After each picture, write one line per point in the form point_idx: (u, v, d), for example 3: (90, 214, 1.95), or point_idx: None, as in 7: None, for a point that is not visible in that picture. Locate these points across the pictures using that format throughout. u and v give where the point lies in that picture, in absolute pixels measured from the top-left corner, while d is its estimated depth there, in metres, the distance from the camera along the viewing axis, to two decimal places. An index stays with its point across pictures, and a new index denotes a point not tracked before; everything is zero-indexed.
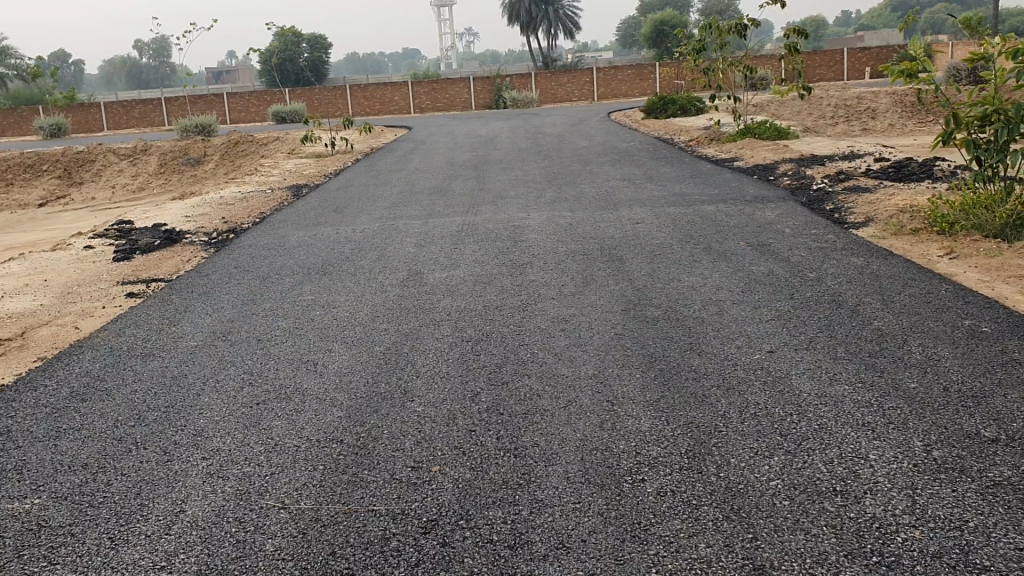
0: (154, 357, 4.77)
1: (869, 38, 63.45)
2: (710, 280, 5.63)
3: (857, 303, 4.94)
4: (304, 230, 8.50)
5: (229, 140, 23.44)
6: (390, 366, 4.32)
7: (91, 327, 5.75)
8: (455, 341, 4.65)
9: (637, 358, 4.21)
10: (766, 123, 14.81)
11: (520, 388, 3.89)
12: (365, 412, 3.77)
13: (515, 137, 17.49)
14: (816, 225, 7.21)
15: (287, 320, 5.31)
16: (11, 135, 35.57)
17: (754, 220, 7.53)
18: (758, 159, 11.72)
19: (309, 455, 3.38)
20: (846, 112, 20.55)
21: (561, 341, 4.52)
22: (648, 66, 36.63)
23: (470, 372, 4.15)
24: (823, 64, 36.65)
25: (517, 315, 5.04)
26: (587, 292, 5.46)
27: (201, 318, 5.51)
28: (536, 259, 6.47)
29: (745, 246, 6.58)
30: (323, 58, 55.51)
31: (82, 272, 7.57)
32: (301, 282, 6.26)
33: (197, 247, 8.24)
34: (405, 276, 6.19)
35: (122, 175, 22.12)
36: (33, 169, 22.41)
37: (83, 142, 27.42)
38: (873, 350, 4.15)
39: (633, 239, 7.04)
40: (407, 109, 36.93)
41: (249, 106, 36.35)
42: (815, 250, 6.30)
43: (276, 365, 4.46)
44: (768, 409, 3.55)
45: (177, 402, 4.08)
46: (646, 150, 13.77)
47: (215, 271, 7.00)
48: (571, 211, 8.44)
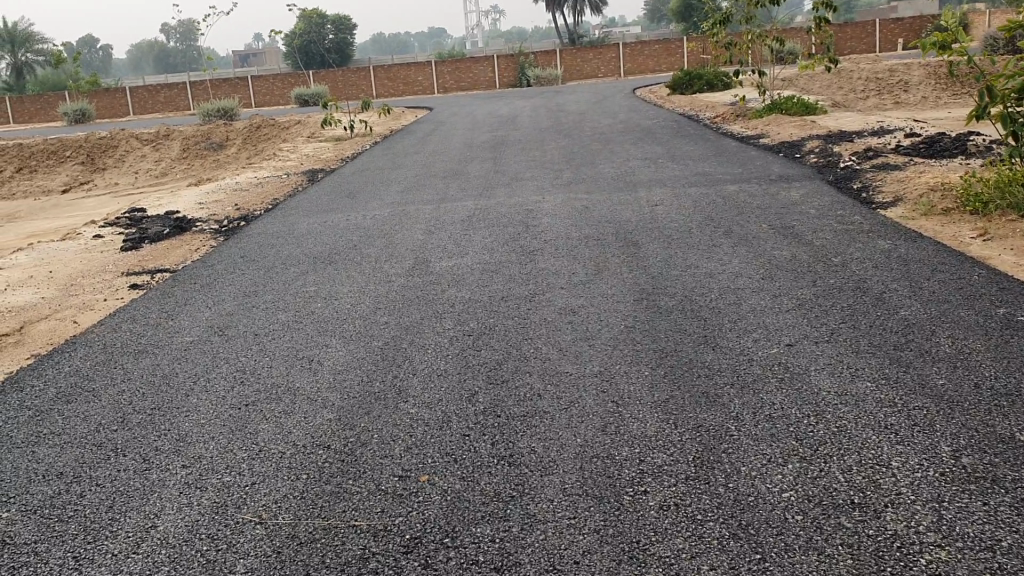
0: (146, 354, 4.61)
1: (902, 7, 62.24)
2: (728, 265, 5.38)
3: (883, 290, 4.67)
4: (314, 216, 8.33)
5: (252, 124, 23.35)
6: (387, 363, 4.12)
7: (90, 320, 5.62)
8: (457, 335, 4.44)
9: (647, 353, 3.98)
10: (793, 98, 14.41)
11: (521, 387, 3.68)
12: (356, 414, 3.57)
13: (537, 116, 17.21)
14: (842, 205, 6.92)
15: (285, 313, 5.13)
16: (38, 121, 35.74)
17: (777, 201, 7.25)
18: (784, 135, 11.37)
19: (294, 462, 3.19)
20: (877, 85, 20.05)
21: (568, 335, 4.29)
22: (676, 41, 36.03)
23: (469, 370, 3.94)
24: (854, 36, 35.91)
25: (522, 306, 4.82)
26: (598, 281, 5.23)
27: (200, 311, 5.34)
28: (548, 245, 6.26)
29: (767, 229, 6.30)
30: (348, 39, 55.30)
31: (88, 263, 7.44)
32: (305, 273, 6.08)
33: (206, 235, 8.09)
34: (412, 265, 6.00)
35: (145, 159, 22.09)
36: (57, 155, 22.45)
37: (106, 127, 27.46)
38: (899, 343, 3.89)
39: (649, 223, 6.79)
40: (431, 89, 36.66)
41: (273, 89, 36.27)
42: (840, 233, 6.02)
43: (270, 363, 4.28)
44: (784, 410, 3.31)
45: (164, 403, 3.92)
46: (669, 128, 13.45)
47: (220, 260, 6.84)
48: (587, 193, 8.20)
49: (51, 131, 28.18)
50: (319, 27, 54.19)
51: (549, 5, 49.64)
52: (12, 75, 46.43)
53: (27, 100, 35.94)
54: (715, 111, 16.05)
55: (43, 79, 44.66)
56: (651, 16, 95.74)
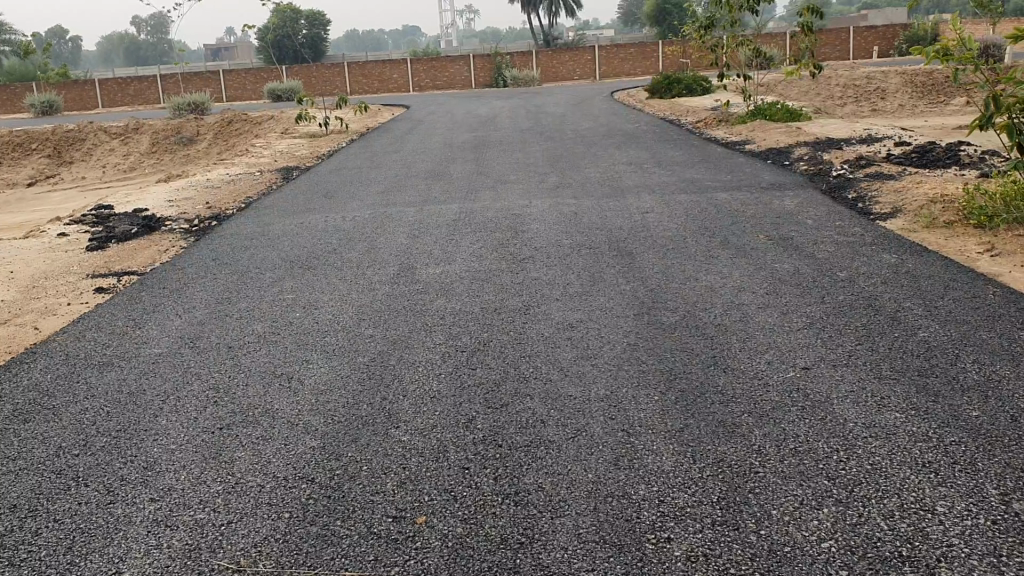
0: (112, 368, 4.27)
1: (873, 15, 62.72)
2: (730, 278, 5.13)
3: (896, 308, 4.44)
4: (290, 217, 8.00)
5: (223, 119, 22.85)
6: (375, 382, 3.82)
7: (51, 327, 5.26)
8: (449, 351, 4.15)
9: (654, 374, 3.71)
10: (776, 104, 14.23)
11: (522, 412, 3.40)
12: (342, 442, 3.27)
13: (515, 117, 16.95)
14: (840, 215, 6.71)
15: (261, 323, 4.81)
16: (3, 112, 34.87)
17: (772, 210, 7.02)
18: (770, 142, 11.18)
19: (275, 499, 2.89)
20: (855, 92, 19.98)
21: (568, 353, 4.02)
22: (652, 44, 35.91)
23: (464, 391, 3.65)
24: (828, 43, 35.99)
25: (516, 320, 4.54)
26: (594, 293, 4.96)
27: (170, 319, 5.00)
28: (539, 253, 5.98)
29: (765, 240, 6.06)
30: (322, 35, 54.70)
31: (52, 263, 7.06)
32: (282, 278, 5.76)
33: (176, 236, 7.72)
34: (396, 271, 5.70)
35: (113, 153, 21.54)
36: (21, 147, 21.83)
37: (73, 119, 26.83)
38: (923, 368, 3.65)
39: (642, 230, 6.53)
40: (406, 88, 36.26)
41: (246, 83, 35.65)
42: (842, 245, 5.79)
43: (246, 380, 3.95)
44: (811, 443, 3.06)
45: (131, 424, 3.59)
46: (652, 131, 13.23)
47: (193, 263, 6.49)
48: (575, 198, 7.93)
49: (15, 122, 27.48)
50: (293, 22, 53.61)
51: (525, 6, 49.39)
52: None
53: None
54: (697, 117, 15.83)
55: (9, 68, 43.72)
56: (626, 18, 95.81)
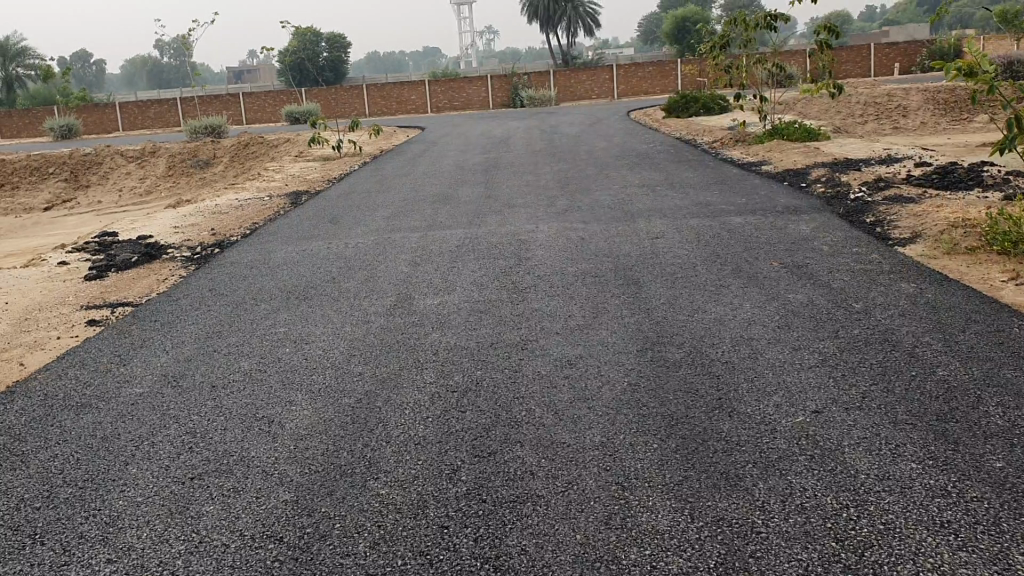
0: (89, 409, 4.09)
1: (895, 32, 62.15)
2: (740, 310, 4.90)
3: (915, 344, 4.19)
4: (293, 244, 7.83)
5: (239, 142, 22.85)
6: (358, 427, 3.61)
7: (37, 363, 5.10)
8: (438, 391, 3.93)
9: (654, 419, 3.48)
10: (794, 124, 13.97)
11: (510, 462, 3.18)
12: (317, 496, 3.06)
13: (530, 138, 16.79)
14: (857, 241, 6.47)
15: (249, 359, 4.63)
16: (26, 136, 35.19)
17: (787, 235, 6.78)
18: (787, 162, 10.95)
19: (238, 561, 2.69)
20: (875, 110, 19.70)
21: (564, 395, 3.79)
22: (671, 63, 35.70)
23: (451, 438, 3.43)
24: (850, 60, 35.63)
25: (513, 356, 4.32)
26: (596, 326, 4.74)
27: (156, 355, 4.82)
28: (542, 282, 5.76)
29: (778, 267, 5.82)
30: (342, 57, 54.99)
31: (48, 293, 6.93)
32: (277, 310, 5.58)
33: (177, 264, 7.59)
34: (393, 302, 5.51)
35: (129, 177, 21.57)
36: (39, 172, 21.91)
37: (92, 143, 26.98)
38: (942, 412, 3.40)
39: (651, 257, 6.31)
40: (424, 108, 36.26)
41: (266, 106, 35.69)
42: (858, 273, 5.54)
43: (224, 424, 3.76)
44: (820, 498, 2.82)
45: (100, 472, 3.41)
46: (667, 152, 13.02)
47: (189, 294, 6.33)
48: (583, 223, 7.73)
49: (35, 146, 27.68)
50: (312, 43, 53.87)
51: (543, 26, 49.37)
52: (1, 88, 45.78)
53: (16, 116, 35.41)
54: (713, 136, 15.60)
55: (33, 93, 44.16)
56: (646, 36, 95.75)
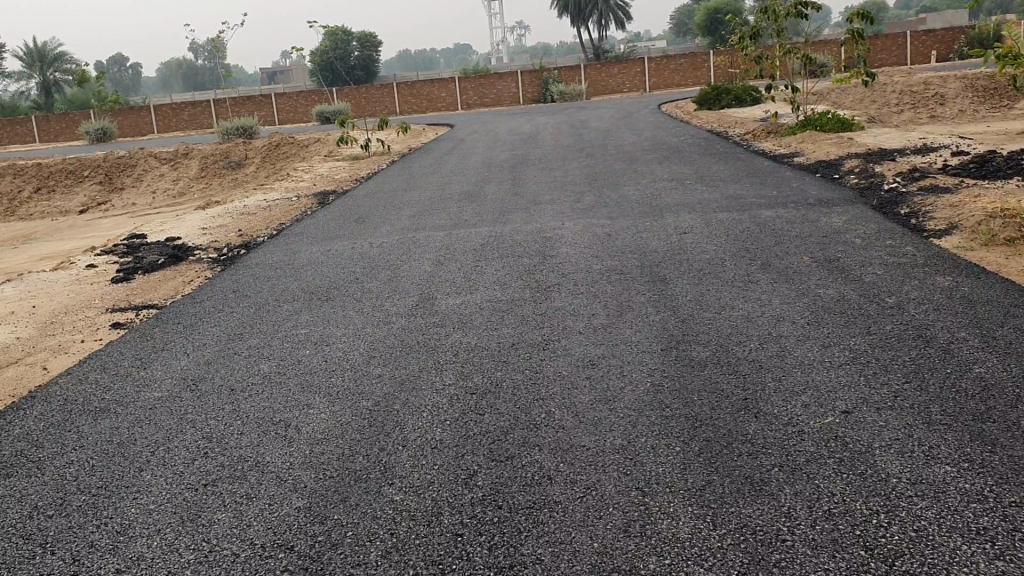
0: (107, 414, 4.06)
1: (931, 20, 61.09)
2: (768, 306, 4.77)
3: (950, 339, 4.05)
4: (317, 244, 7.80)
5: (271, 142, 22.95)
6: (375, 431, 3.55)
7: (61, 367, 5.10)
8: (457, 393, 3.86)
9: (677, 421, 3.38)
10: (828, 114, 13.72)
11: (527, 467, 3.10)
12: (329, 503, 3.00)
13: (559, 133, 16.67)
14: (890, 233, 6.31)
15: (269, 361, 4.58)
16: (63, 140, 35.67)
17: (818, 228, 6.62)
18: (820, 153, 10.75)
19: (247, 571, 2.63)
20: (912, 99, 19.34)
21: (585, 396, 3.70)
22: (702, 55, 35.36)
23: (468, 441, 3.36)
24: (884, 48, 35.07)
25: (534, 356, 4.24)
26: (620, 325, 4.64)
27: (176, 359, 4.79)
28: (566, 280, 5.67)
29: (809, 261, 5.67)
30: (373, 56, 55.14)
31: (75, 296, 6.95)
32: (299, 311, 5.54)
33: (203, 265, 7.59)
34: (416, 302, 5.45)
35: (162, 179, 21.75)
36: (74, 174, 22.16)
37: (126, 146, 27.26)
38: (979, 411, 3.26)
39: (678, 253, 6.19)
40: (454, 105, 36.25)
41: (298, 106, 35.72)
42: (892, 267, 5.38)
43: (240, 428, 3.71)
44: (849, 504, 2.71)
45: (114, 479, 3.37)
46: (697, 145, 12.85)
47: (212, 295, 6.32)
48: (610, 218, 7.62)
49: (72, 150, 28.00)
50: (344, 43, 54.05)
51: (574, 21, 49.15)
52: (39, 92, 46.46)
53: (53, 120, 35.91)
54: (745, 128, 15.39)
55: (70, 97, 44.78)
56: (679, 29, 95.08)
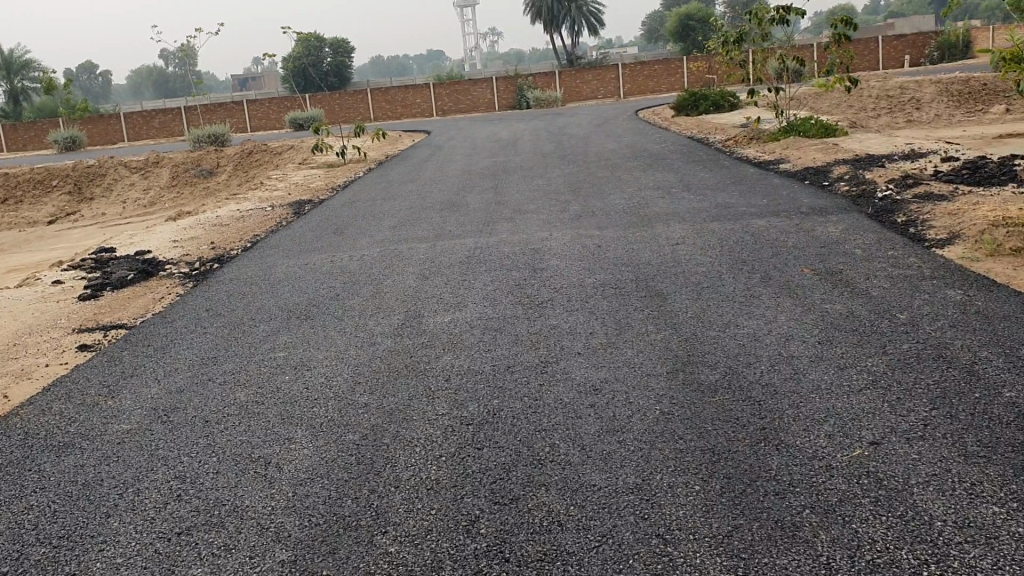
0: (71, 450, 3.74)
1: (900, 26, 61.53)
2: (775, 323, 4.53)
3: (973, 360, 3.82)
4: (295, 257, 7.49)
5: (243, 150, 22.54)
6: (365, 470, 3.27)
7: (24, 393, 4.76)
8: (452, 425, 3.58)
9: (694, 455, 3.12)
10: (811, 119, 13.57)
11: (533, 513, 2.83)
12: (317, 556, 2.72)
13: (538, 140, 16.43)
14: (891, 243, 6.10)
15: (247, 389, 4.28)
16: (31, 149, 35.01)
17: (816, 238, 6.41)
18: (806, 159, 10.57)
19: None
20: (888, 104, 19.29)
21: (591, 427, 3.43)
22: (677, 61, 35.31)
23: (468, 481, 3.09)
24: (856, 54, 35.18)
25: (531, 381, 3.96)
26: (621, 344, 4.38)
27: (146, 386, 4.47)
28: (559, 295, 5.41)
29: (811, 274, 5.44)
30: (346, 62, 54.73)
31: (40, 316, 6.59)
32: (276, 332, 5.23)
33: (174, 281, 7.25)
34: (401, 320, 5.17)
35: (133, 188, 21.28)
36: (42, 185, 21.63)
37: (96, 154, 26.72)
38: (1017, 442, 3.03)
39: (673, 266, 5.94)
40: (429, 112, 35.99)
41: (271, 113, 35.32)
42: (897, 280, 5.16)
43: (218, 467, 3.41)
44: (893, 553, 2.46)
45: (79, 526, 3.06)
46: (679, 152, 12.65)
47: (186, 314, 6.00)
48: (598, 229, 7.37)
49: (39, 159, 27.41)
50: (316, 49, 53.56)
51: (547, 27, 49.02)
52: (7, 100, 45.73)
53: (20, 127, 35.25)
54: (727, 134, 15.21)
55: (39, 104, 44.06)
56: (651, 34, 95.29)
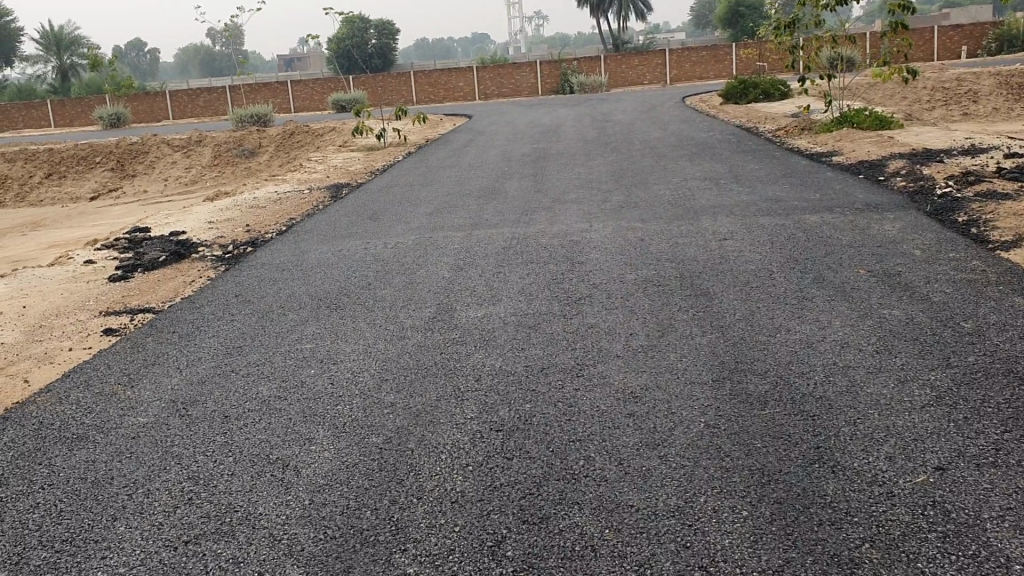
0: (85, 443, 3.58)
1: (957, 15, 59.96)
2: (829, 329, 4.26)
3: None
4: (329, 242, 7.32)
5: (285, 130, 22.46)
6: (385, 478, 3.06)
7: (45, 378, 4.63)
8: (481, 430, 3.36)
9: (743, 477, 2.88)
10: (864, 111, 13.12)
11: (564, 536, 2.61)
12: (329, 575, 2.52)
13: (581, 126, 16.15)
14: (953, 244, 5.78)
15: (270, 382, 4.10)
16: (78, 125, 35.32)
17: (872, 237, 6.10)
18: (859, 153, 10.18)
19: None
20: (944, 96, 18.71)
21: (630, 439, 3.20)
22: (725, 47, 34.69)
23: (495, 496, 2.87)
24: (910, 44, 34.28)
25: (567, 386, 3.73)
26: (662, 348, 4.13)
27: (168, 376, 4.32)
28: (598, 291, 5.18)
29: (867, 276, 5.15)
30: (391, 44, 54.63)
31: (69, 297, 6.48)
32: (304, 322, 5.05)
33: (206, 264, 7.11)
34: (433, 313, 4.97)
35: (175, 166, 21.32)
36: (86, 161, 21.74)
37: (139, 132, 26.85)
38: None
39: (719, 263, 5.67)
40: (472, 95, 35.78)
41: (314, 94, 35.31)
42: (961, 285, 4.86)
43: (233, 469, 3.23)
44: None
45: (84, 529, 2.89)
46: (727, 141, 12.30)
47: (215, 299, 5.85)
48: (642, 221, 7.10)
49: (86, 135, 27.61)
50: (361, 31, 53.51)
51: (593, 11, 48.44)
52: (56, 77, 46.23)
53: (67, 103, 35.58)
54: (777, 124, 14.77)
55: (86, 81, 44.55)
56: (699, 20, 94.11)
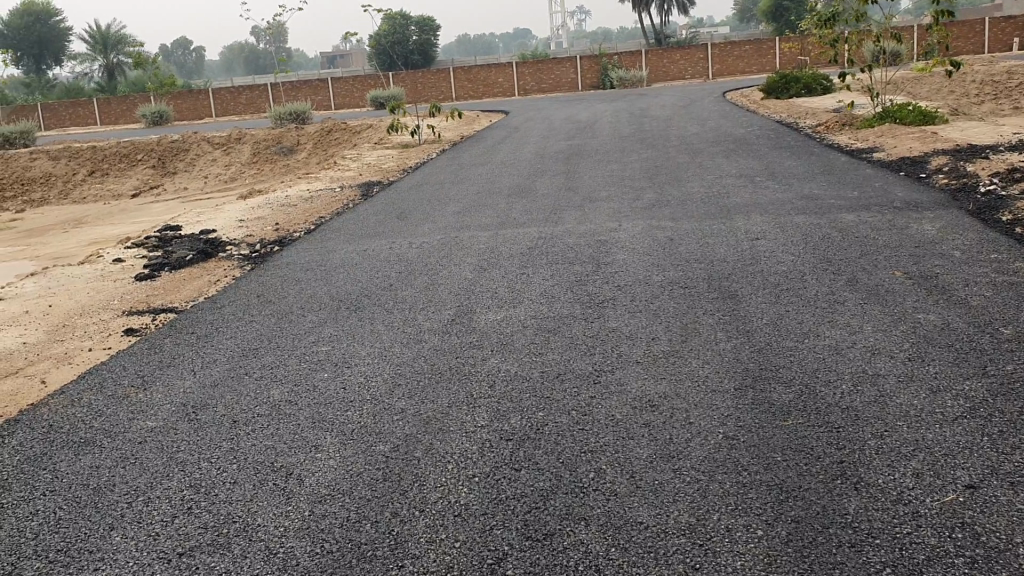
0: (91, 448, 3.53)
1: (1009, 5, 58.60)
2: (860, 334, 4.08)
3: None
4: (355, 241, 7.26)
5: (323, 127, 22.51)
6: (388, 490, 2.96)
7: (62, 378, 4.61)
8: (490, 439, 3.25)
9: (760, 493, 2.73)
10: (908, 105, 12.79)
11: (567, 555, 2.49)
12: None
13: (617, 122, 15.95)
14: (996, 245, 5.55)
15: (282, 386, 4.02)
16: (124, 123, 35.78)
17: (910, 237, 5.88)
18: (901, 149, 9.90)
19: None
20: (994, 89, 18.21)
21: (644, 450, 3.07)
22: (769, 41, 34.18)
23: (499, 511, 2.75)
24: (961, 36, 33.50)
25: (582, 393, 3.61)
26: (684, 354, 3.99)
27: (180, 379, 4.26)
28: (623, 293, 5.04)
29: (903, 278, 4.95)
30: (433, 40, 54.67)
31: (95, 296, 6.48)
32: (322, 324, 4.98)
33: (232, 263, 7.08)
34: (452, 316, 4.86)
35: (215, 164, 21.47)
36: (128, 158, 21.97)
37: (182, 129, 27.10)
38: None
39: (750, 263, 5.50)
40: (512, 91, 35.66)
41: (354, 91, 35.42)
42: (1002, 287, 4.65)
43: (235, 477, 3.15)
44: None
45: (79, 539, 2.83)
46: (765, 137, 12.06)
47: (237, 299, 5.80)
48: (672, 220, 6.94)
49: (130, 133, 27.95)
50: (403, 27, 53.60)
51: (635, 6, 48.05)
52: (104, 75, 46.88)
53: (114, 101, 36.07)
54: (818, 119, 14.45)
55: (133, 79, 45.10)
56: (743, 15, 93.14)
